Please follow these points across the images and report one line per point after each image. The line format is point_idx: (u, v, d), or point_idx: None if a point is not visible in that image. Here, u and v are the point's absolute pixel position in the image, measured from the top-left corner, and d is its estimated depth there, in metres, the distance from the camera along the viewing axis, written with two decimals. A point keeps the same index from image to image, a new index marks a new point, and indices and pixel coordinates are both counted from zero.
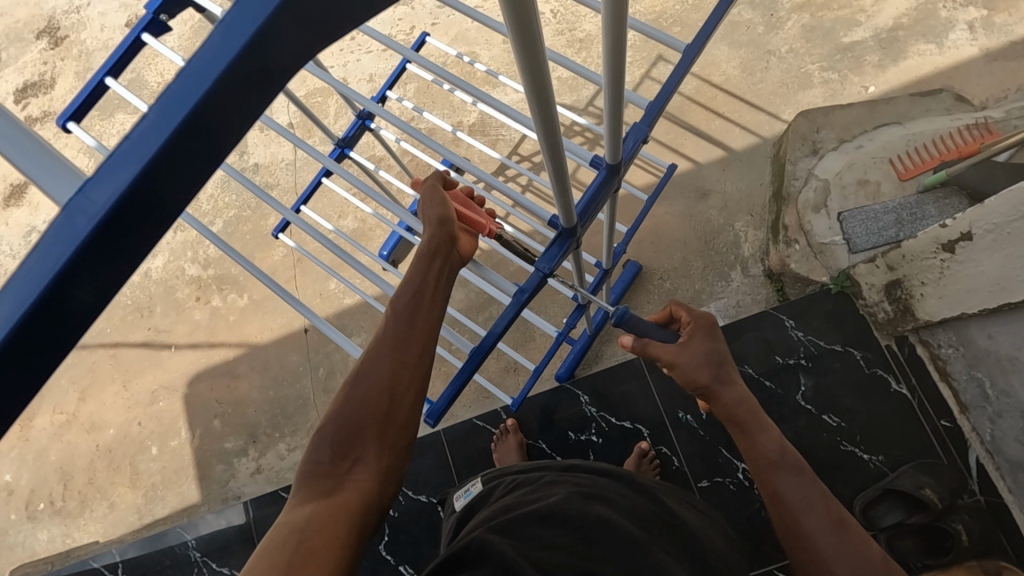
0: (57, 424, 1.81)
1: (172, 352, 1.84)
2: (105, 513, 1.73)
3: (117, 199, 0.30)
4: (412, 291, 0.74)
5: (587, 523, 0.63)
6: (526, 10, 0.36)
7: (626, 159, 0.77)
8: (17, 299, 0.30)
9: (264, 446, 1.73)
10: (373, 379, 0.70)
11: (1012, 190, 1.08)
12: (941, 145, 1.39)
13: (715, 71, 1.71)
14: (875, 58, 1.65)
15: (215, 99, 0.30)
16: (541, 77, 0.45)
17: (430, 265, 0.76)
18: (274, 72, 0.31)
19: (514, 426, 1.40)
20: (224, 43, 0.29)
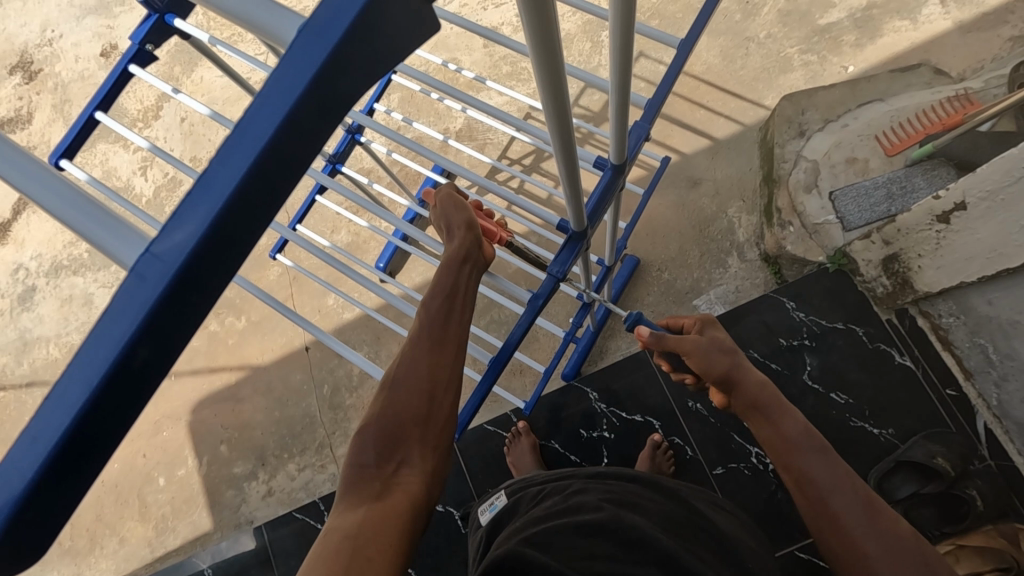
0: None
1: (172, 380, 1.82)
2: (116, 548, 1.70)
3: (185, 257, 0.31)
4: (442, 296, 0.74)
5: (622, 529, 0.64)
6: (552, 33, 0.40)
7: (629, 158, 0.77)
8: (88, 374, 0.31)
9: (273, 468, 1.71)
10: (409, 383, 0.70)
11: (1004, 154, 1.03)
12: (924, 118, 1.39)
13: (696, 61, 1.73)
14: (852, 37, 1.67)
15: (276, 145, 0.31)
16: (559, 82, 0.47)
17: (454, 271, 0.75)
18: (313, 131, 0.32)
19: (526, 429, 1.40)
20: (268, 110, 0.30)
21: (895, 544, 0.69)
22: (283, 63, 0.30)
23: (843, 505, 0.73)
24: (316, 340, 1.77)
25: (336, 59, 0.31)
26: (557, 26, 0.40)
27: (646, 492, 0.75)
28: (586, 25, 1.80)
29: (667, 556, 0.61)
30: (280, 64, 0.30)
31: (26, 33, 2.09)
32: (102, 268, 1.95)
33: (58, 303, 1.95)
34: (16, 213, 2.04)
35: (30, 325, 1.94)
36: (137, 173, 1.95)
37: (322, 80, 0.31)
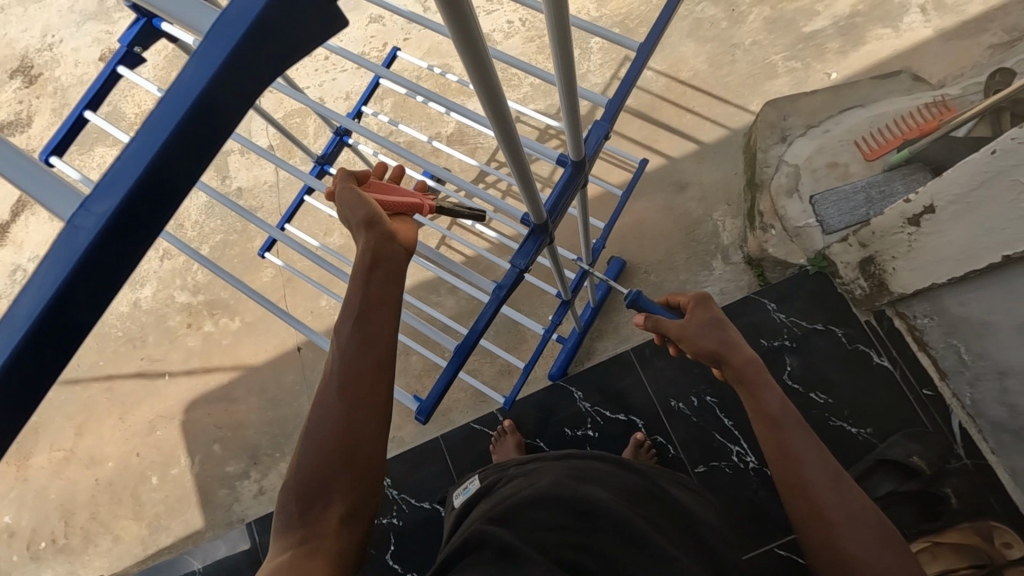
0: (55, 462, 1.82)
1: (167, 379, 1.85)
2: (110, 546, 1.73)
3: (116, 207, 0.32)
4: (351, 319, 0.68)
5: (581, 500, 0.66)
6: (478, 46, 0.41)
7: (588, 155, 0.79)
8: (19, 323, 0.31)
9: (265, 467, 1.73)
10: (327, 409, 0.65)
11: (965, 159, 1.05)
12: (903, 124, 1.43)
13: (683, 67, 1.76)
14: (836, 44, 1.70)
15: (213, 98, 0.33)
16: (495, 87, 0.47)
17: (364, 281, 0.69)
18: (248, 89, 0.34)
19: (512, 427, 1.42)
20: (202, 68, 0.32)
21: (863, 521, 0.71)
22: (218, 26, 0.32)
23: (818, 482, 0.73)
24: (308, 341, 1.80)
25: (271, 21, 0.33)
26: (483, 37, 0.41)
27: (607, 466, 0.78)
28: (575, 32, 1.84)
29: (619, 523, 0.63)
30: (214, 27, 0.32)
31: (26, 38, 2.13)
32: None
33: None
34: (15, 215, 2.07)
35: None
36: None
37: (256, 41, 0.33)
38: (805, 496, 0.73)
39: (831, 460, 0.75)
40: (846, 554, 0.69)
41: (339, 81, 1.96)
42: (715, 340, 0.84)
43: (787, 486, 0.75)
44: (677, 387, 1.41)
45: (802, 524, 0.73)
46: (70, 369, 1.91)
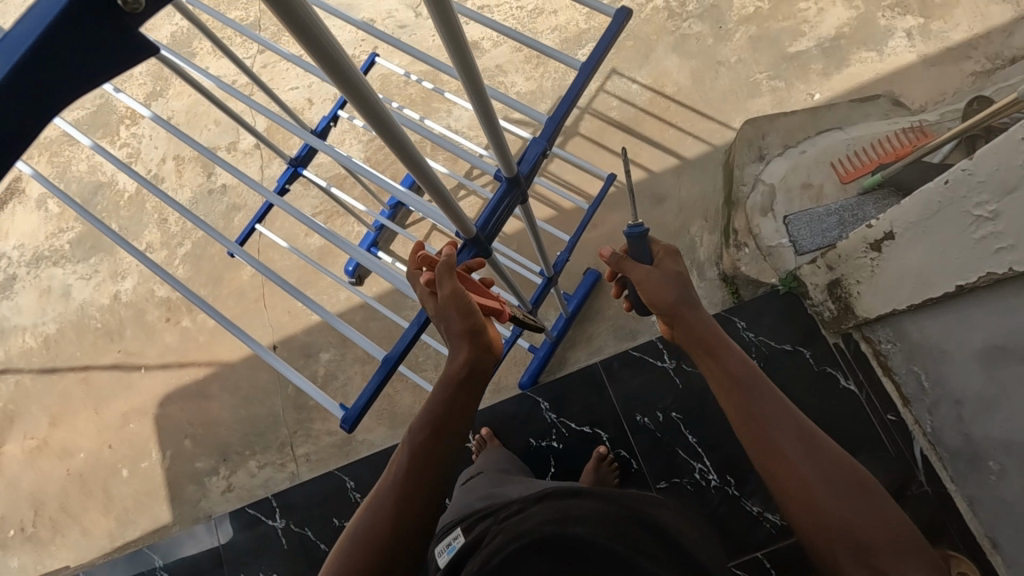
0: (28, 451, 1.82)
1: (143, 373, 1.86)
2: (77, 538, 1.73)
3: None
4: (429, 428, 0.75)
5: (566, 537, 0.61)
6: (336, 59, 0.40)
7: (523, 173, 0.79)
8: None
9: (235, 464, 1.73)
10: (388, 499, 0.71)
11: (920, 188, 1.02)
12: (878, 149, 1.43)
13: (667, 82, 1.77)
14: (819, 65, 1.70)
15: (35, 64, 0.33)
16: (371, 105, 0.46)
17: (454, 390, 0.77)
18: (84, 61, 0.35)
19: (489, 435, 1.43)
20: (28, 26, 0.33)
21: (846, 490, 0.67)
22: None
23: (797, 452, 0.69)
24: (284, 340, 1.80)
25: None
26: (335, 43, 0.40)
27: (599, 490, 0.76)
28: (563, 43, 1.85)
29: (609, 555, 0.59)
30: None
31: None
32: (83, 261, 2.00)
33: (37, 292, 1.99)
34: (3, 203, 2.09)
35: (8, 314, 1.97)
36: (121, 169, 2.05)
37: (80, 11, 0.33)
38: (763, 437, 0.71)
39: (784, 401, 0.73)
40: (812, 492, 0.67)
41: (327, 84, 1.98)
42: (681, 292, 0.84)
43: (747, 430, 0.72)
44: (643, 401, 1.41)
45: (767, 471, 0.70)
46: (48, 359, 1.92)
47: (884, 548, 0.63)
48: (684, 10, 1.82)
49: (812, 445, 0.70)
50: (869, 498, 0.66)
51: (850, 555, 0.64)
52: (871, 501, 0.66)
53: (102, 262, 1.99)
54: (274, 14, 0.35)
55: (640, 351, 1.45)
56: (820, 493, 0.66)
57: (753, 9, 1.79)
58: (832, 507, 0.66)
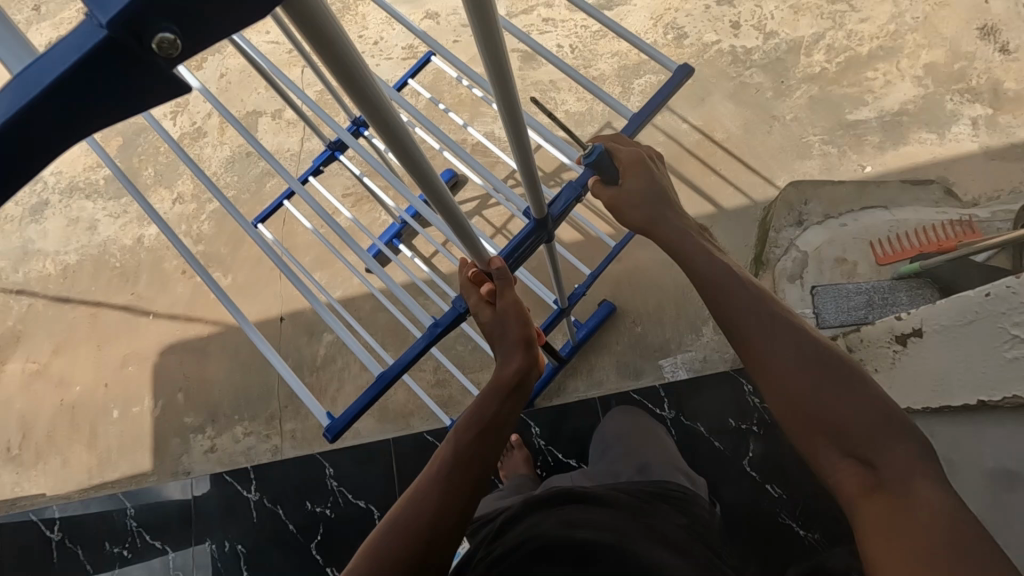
0: (28, 374, 1.85)
1: (150, 319, 1.88)
2: (57, 468, 1.75)
3: None
4: (476, 429, 0.81)
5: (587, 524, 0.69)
6: (362, 87, 0.40)
7: (554, 216, 0.79)
8: None
9: (221, 426, 1.74)
10: (431, 485, 0.75)
11: (958, 294, 1.01)
12: (921, 236, 1.39)
13: (718, 127, 1.74)
14: (875, 138, 1.66)
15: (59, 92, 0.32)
16: (394, 130, 0.46)
17: (498, 396, 0.84)
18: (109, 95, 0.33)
19: (520, 442, 1.46)
20: (60, 54, 0.31)
21: (847, 391, 0.72)
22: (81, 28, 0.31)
23: (805, 369, 0.73)
24: (292, 313, 1.82)
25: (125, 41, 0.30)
26: (366, 70, 0.39)
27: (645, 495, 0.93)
28: (621, 70, 1.83)
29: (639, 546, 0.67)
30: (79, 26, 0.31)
31: None
32: (114, 199, 2.03)
33: (64, 221, 2.03)
34: None
35: (33, 237, 2.01)
36: (166, 117, 2.06)
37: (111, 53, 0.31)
38: (750, 346, 0.76)
39: (769, 301, 0.78)
40: (818, 406, 0.72)
41: (381, 69, 1.99)
42: (646, 201, 0.88)
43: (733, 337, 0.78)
44: None
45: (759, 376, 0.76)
46: (62, 288, 1.95)
47: (869, 439, 0.69)
48: (748, 59, 1.79)
49: (813, 364, 0.73)
50: (856, 393, 0.72)
51: (833, 451, 0.71)
52: (859, 397, 0.71)
53: (131, 203, 2.02)
54: (291, 18, 0.33)
55: (641, 395, 1.50)
56: (802, 393, 0.72)
57: (818, 69, 1.75)
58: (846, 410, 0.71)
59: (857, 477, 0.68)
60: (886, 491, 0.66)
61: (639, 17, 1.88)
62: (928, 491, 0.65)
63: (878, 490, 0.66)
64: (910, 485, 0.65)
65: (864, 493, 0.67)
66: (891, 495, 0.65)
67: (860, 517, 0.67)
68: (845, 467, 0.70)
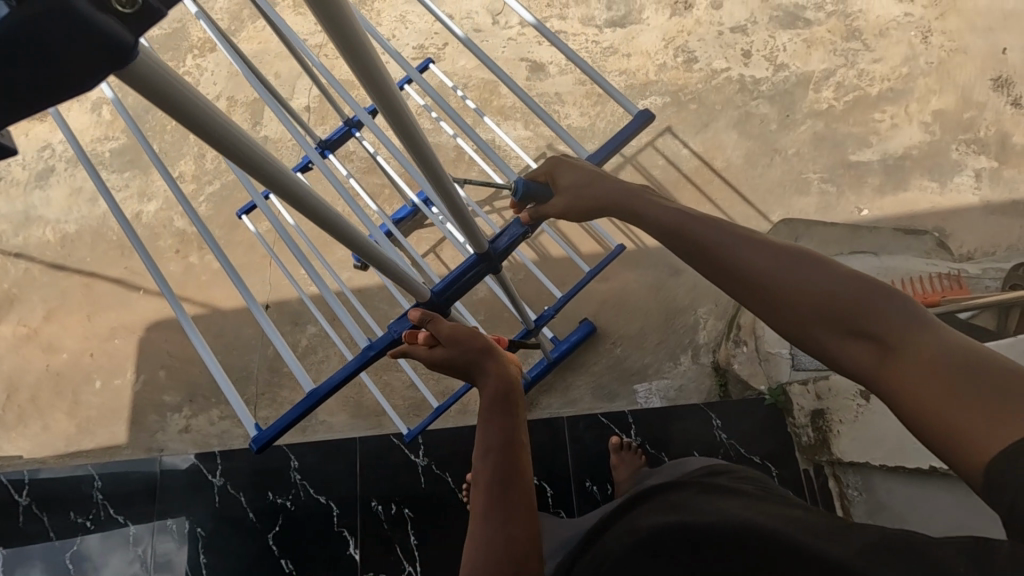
0: (17, 337, 1.89)
1: (141, 294, 1.92)
2: (36, 432, 1.78)
3: None
4: (498, 447, 0.74)
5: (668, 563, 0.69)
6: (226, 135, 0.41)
7: (494, 253, 0.86)
8: None
9: (199, 407, 1.77)
10: (488, 534, 0.68)
11: None
12: (906, 286, 1.38)
13: (719, 155, 1.72)
14: (876, 181, 1.64)
15: None
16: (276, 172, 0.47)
17: (496, 408, 0.77)
18: None
19: None
20: None
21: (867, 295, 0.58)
22: None
23: (805, 294, 0.60)
24: (279, 302, 1.83)
25: None
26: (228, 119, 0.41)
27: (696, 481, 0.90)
28: (627, 88, 1.82)
29: None
30: None
31: None
32: (118, 172, 2.06)
33: (68, 190, 2.07)
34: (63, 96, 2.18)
35: (37, 203, 2.05)
36: None
37: None
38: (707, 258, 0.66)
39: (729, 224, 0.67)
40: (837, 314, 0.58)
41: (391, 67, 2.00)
42: (581, 180, 0.80)
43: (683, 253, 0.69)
44: (597, 470, 1.38)
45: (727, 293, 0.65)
46: (59, 255, 1.98)
47: (862, 310, 0.57)
48: (756, 89, 1.78)
49: (803, 287, 0.60)
50: (823, 268, 0.61)
51: (832, 335, 0.59)
52: (830, 270, 0.60)
53: (134, 178, 2.04)
54: (129, 82, 0.35)
55: (609, 417, 1.42)
56: (771, 289, 0.61)
57: (826, 105, 1.73)
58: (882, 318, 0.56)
59: (864, 355, 0.57)
60: (890, 348, 0.55)
61: (651, 37, 1.87)
62: (936, 336, 0.54)
63: (889, 358, 0.55)
64: (913, 338, 0.54)
65: (879, 366, 0.55)
66: (904, 354, 0.54)
67: (886, 390, 0.55)
68: (850, 349, 0.58)
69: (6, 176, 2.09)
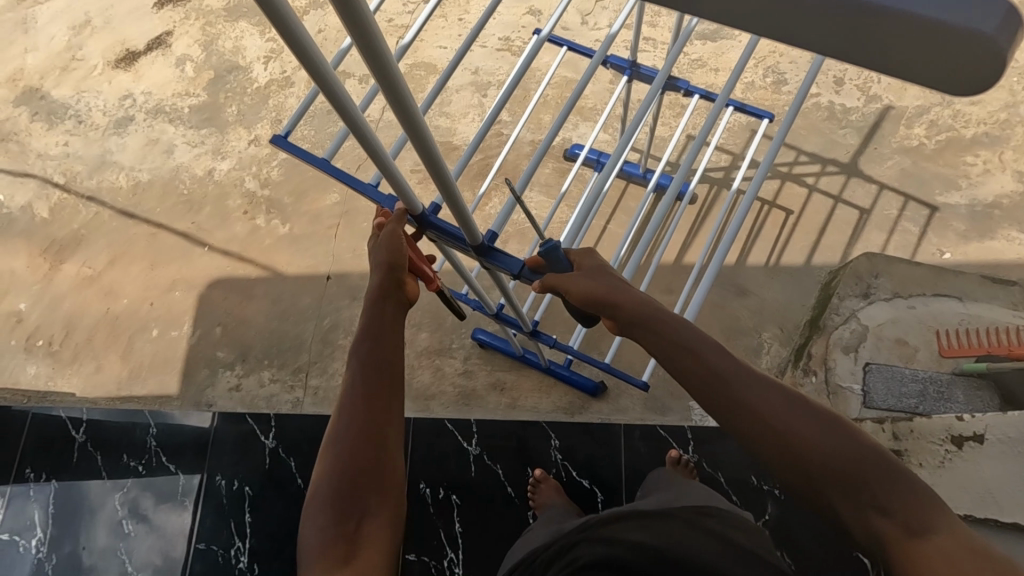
0: (81, 277, 1.93)
1: (204, 250, 1.94)
2: (90, 372, 1.81)
3: None
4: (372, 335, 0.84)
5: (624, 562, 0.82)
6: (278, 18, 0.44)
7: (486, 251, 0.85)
8: None
9: (250, 367, 1.78)
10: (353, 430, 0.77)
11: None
12: (990, 336, 1.36)
13: (800, 180, 1.69)
14: (961, 226, 1.60)
15: None
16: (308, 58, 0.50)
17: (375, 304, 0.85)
18: None
19: (543, 475, 1.39)
20: None
21: (866, 464, 0.68)
22: None
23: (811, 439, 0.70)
24: (340, 275, 1.85)
25: None
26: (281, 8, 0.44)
27: (649, 537, 0.84)
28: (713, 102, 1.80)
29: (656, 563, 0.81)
30: None
31: None
32: (194, 128, 2.10)
33: (144, 139, 2.10)
34: (149, 49, 2.22)
35: (113, 149, 2.09)
36: (259, 62, 2.17)
37: None
38: (742, 411, 0.73)
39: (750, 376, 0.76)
40: (846, 472, 0.68)
41: (474, 55, 2.00)
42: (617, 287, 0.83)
43: (716, 402, 0.75)
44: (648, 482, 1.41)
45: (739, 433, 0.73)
46: (130, 203, 2.02)
47: (875, 483, 0.67)
48: (845, 118, 1.75)
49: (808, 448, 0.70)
50: (834, 433, 0.70)
51: (846, 502, 0.68)
52: (855, 439, 0.70)
53: (210, 136, 2.08)
54: None
55: (666, 431, 1.46)
56: (787, 436, 0.70)
57: (916, 142, 1.70)
58: (895, 490, 0.67)
59: (884, 527, 0.66)
60: (909, 529, 0.64)
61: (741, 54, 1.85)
62: (949, 519, 0.64)
63: (908, 535, 0.64)
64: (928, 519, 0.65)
65: (898, 542, 0.64)
66: (928, 535, 0.63)
67: (897, 559, 0.64)
68: (868, 519, 0.67)
69: (86, 120, 2.14)
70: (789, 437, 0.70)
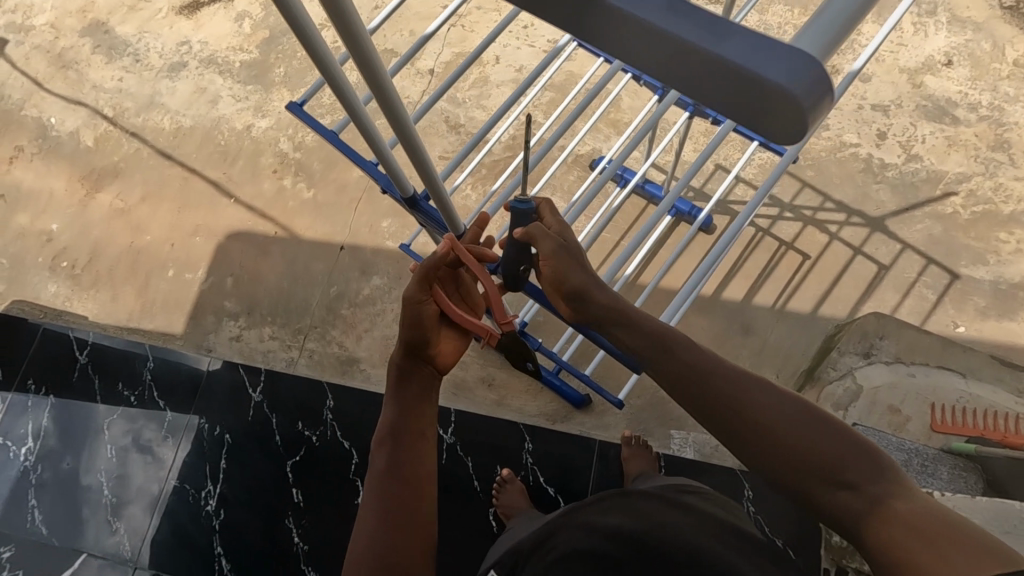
0: (113, 209, 2.00)
1: (230, 202, 1.99)
2: (105, 299, 1.88)
3: None
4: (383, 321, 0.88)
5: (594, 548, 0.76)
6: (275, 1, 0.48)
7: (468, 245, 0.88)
8: None
9: (253, 321, 1.83)
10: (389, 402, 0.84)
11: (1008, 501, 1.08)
12: (986, 418, 1.32)
13: (824, 228, 1.66)
14: (982, 301, 1.56)
15: None
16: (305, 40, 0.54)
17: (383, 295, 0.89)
18: None
19: (511, 476, 1.40)
20: None
21: (841, 453, 0.69)
22: None
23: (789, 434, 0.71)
24: (354, 246, 1.89)
25: None
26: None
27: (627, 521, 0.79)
28: None
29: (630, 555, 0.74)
30: None
31: None
32: (242, 83, 2.16)
33: (193, 87, 2.17)
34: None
35: (163, 92, 2.17)
36: None
37: None
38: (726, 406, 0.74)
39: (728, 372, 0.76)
40: (822, 460, 0.69)
41: (520, 53, 2.01)
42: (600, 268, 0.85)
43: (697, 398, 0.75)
44: None
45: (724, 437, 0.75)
46: (170, 145, 2.09)
47: (848, 467, 0.68)
48: (882, 173, 1.71)
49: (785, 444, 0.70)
50: (810, 422, 0.71)
51: (818, 486, 0.69)
52: (838, 430, 0.70)
53: (255, 93, 2.14)
54: None
55: None
56: (768, 434, 0.71)
57: (950, 209, 1.65)
58: (860, 475, 0.68)
59: (855, 505, 0.67)
60: (874, 511, 0.66)
61: None
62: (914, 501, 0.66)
63: (879, 520, 0.65)
64: (897, 498, 0.66)
65: (867, 519, 0.66)
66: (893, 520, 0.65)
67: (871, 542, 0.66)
68: (845, 503, 0.67)
69: (142, 60, 2.22)
70: (765, 433, 0.71)
